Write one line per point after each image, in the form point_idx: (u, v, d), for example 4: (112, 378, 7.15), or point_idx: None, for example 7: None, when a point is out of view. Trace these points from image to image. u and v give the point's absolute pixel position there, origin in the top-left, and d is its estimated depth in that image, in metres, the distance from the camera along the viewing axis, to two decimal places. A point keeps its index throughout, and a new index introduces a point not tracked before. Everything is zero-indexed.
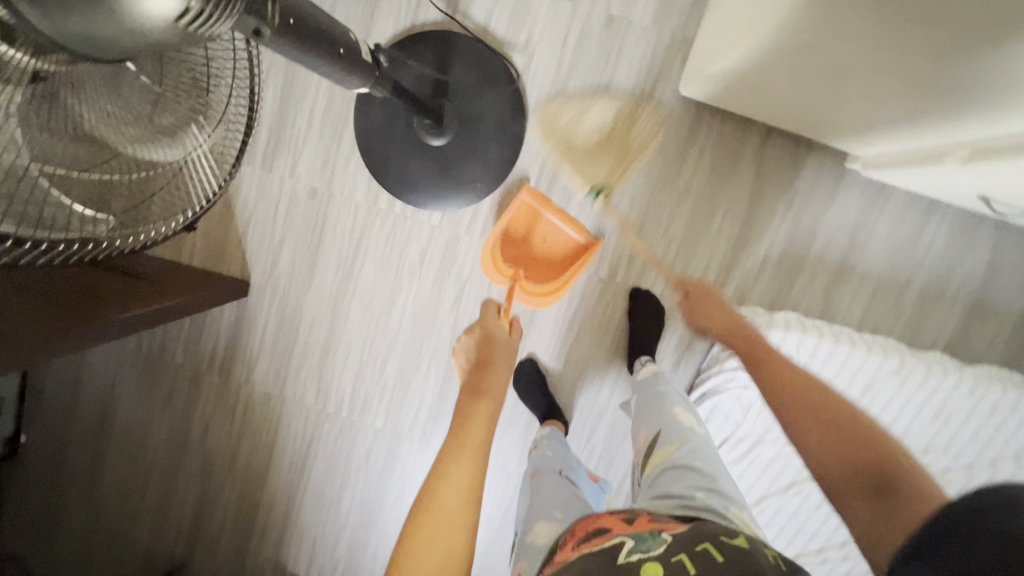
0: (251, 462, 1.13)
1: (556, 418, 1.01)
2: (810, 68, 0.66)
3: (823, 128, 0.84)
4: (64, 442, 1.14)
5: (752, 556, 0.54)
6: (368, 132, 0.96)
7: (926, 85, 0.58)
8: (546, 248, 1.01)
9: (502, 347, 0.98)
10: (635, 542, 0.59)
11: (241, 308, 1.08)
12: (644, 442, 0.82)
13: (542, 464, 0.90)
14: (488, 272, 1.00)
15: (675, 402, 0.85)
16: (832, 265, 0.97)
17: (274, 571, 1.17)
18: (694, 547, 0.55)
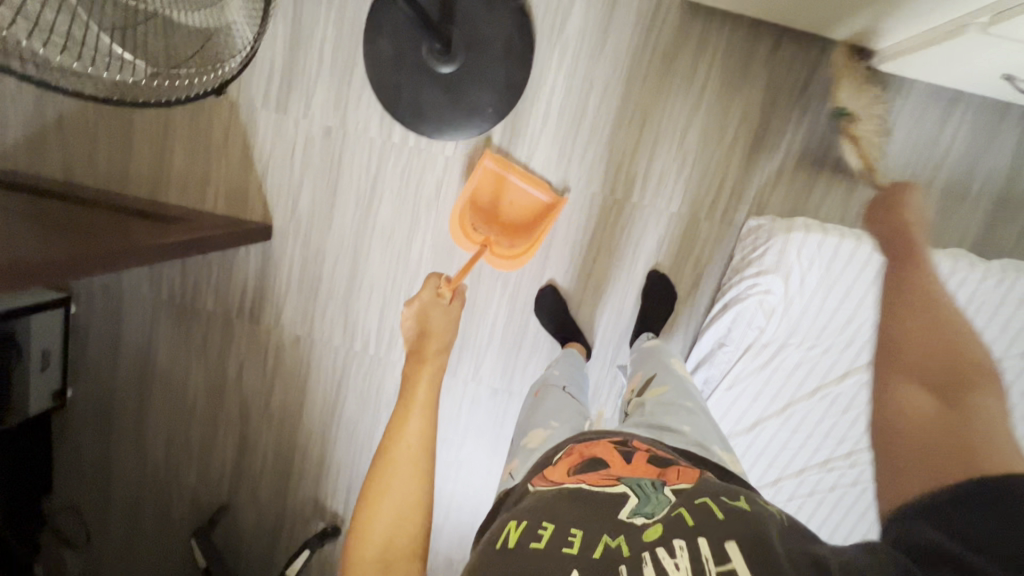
0: (285, 401, 1.18)
1: (577, 340, 1.03)
2: None
3: (836, 17, 0.83)
4: (113, 389, 1.21)
5: (753, 516, 0.47)
6: (377, 65, 0.97)
7: None
8: (513, 215, 1.04)
9: (446, 315, 0.86)
10: (636, 500, 0.50)
11: (266, 252, 1.11)
12: (636, 387, 0.79)
13: (547, 380, 0.86)
14: (459, 241, 1.03)
15: (669, 354, 0.82)
16: (851, 168, 0.96)
17: (314, 505, 1.23)
18: (693, 502, 0.49)
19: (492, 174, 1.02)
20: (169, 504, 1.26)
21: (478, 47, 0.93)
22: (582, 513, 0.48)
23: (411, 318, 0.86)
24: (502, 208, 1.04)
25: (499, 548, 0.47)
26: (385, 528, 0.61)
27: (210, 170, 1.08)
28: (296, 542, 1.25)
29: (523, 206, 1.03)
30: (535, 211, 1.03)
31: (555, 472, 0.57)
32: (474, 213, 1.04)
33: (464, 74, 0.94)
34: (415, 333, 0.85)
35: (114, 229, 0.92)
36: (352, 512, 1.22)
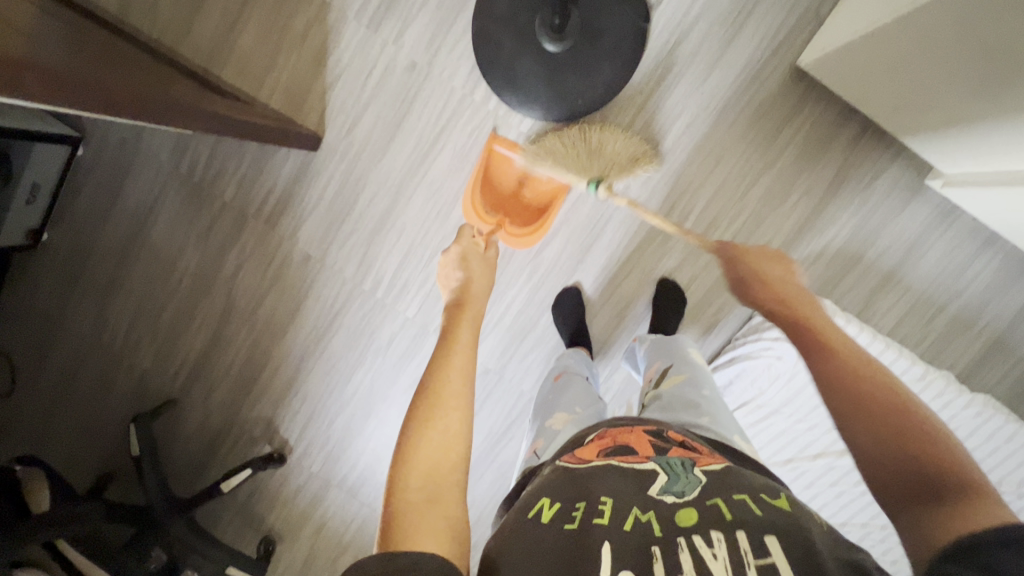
0: (273, 315, 1.13)
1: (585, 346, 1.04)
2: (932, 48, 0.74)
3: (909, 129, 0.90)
4: (93, 245, 1.14)
5: (792, 513, 0.48)
6: (487, 20, 0.96)
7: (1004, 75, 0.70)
8: (531, 202, 1.05)
9: (482, 261, 0.93)
10: (667, 477, 0.53)
11: (305, 162, 1.06)
12: (654, 376, 0.84)
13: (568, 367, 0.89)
14: (471, 219, 1.02)
15: (688, 345, 0.88)
16: (881, 271, 1.01)
17: (266, 427, 1.18)
18: (730, 495, 0.50)
19: (505, 157, 1.03)
20: (112, 381, 1.18)
21: (590, 39, 0.94)
22: (613, 488, 0.52)
23: (451, 264, 0.93)
24: (520, 193, 1.05)
25: (532, 517, 0.52)
26: (427, 460, 0.56)
27: (276, 61, 1.03)
28: (234, 459, 1.20)
29: (541, 192, 1.04)
30: (549, 191, 1.03)
31: (585, 453, 0.60)
32: (489, 193, 1.04)
33: (568, 59, 0.95)
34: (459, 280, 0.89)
35: (170, 83, 0.86)
36: (302, 445, 1.19)
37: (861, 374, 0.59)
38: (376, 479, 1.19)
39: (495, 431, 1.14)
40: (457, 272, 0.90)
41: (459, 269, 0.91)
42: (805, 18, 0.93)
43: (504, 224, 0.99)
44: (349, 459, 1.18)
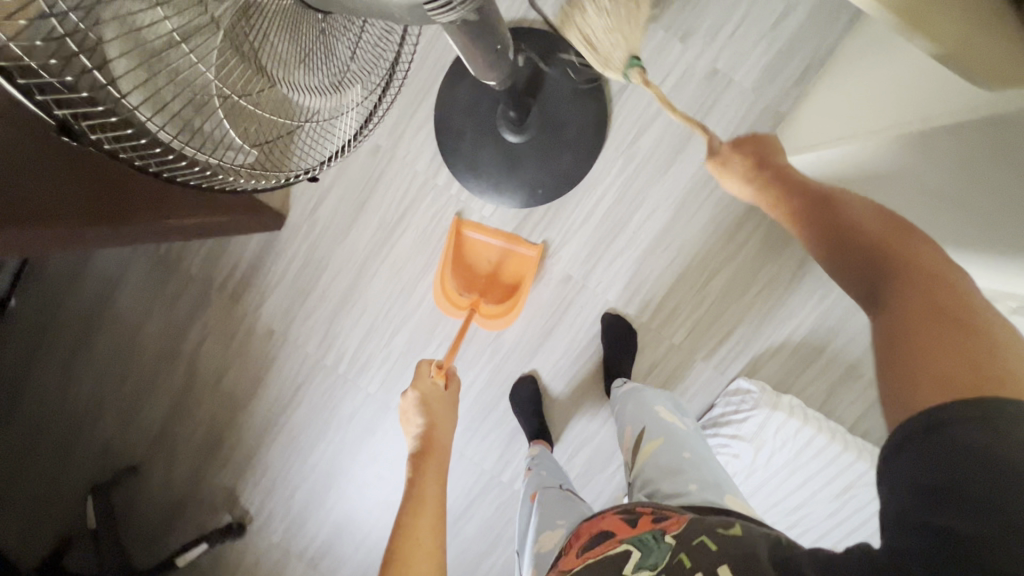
0: (236, 387, 1.13)
1: (545, 438, 1.01)
2: (888, 179, 0.71)
3: None
4: (60, 313, 1.14)
5: (749, 544, 0.51)
6: (449, 110, 0.97)
7: (965, 229, 0.64)
8: (505, 286, 1.04)
9: (445, 405, 0.90)
10: (641, 553, 0.55)
11: (270, 239, 1.07)
12: (629, 444, 0.83)
13: (542, 482, 0.86)
14: (442, 305, 1.01)
15: (654, 401, 0.87)
16: (844, 365, 0.99)
17: (226, 497, 1.18)
18: (690, 543, 0.53)
19: (475, 241, 1.04)
20: (72, 449, 1.17)
21: (551, 131, 0.95)
22: None
23: (412, 410, 0.90)
24: (495, 275, 1.05)
25: None
26: None
27: None
28: (193, 529, 1.18)
29: (513, 271, 1.03)
30: (522, 268, 1.02)
31: (571, 557, 0.61)
32: (461, 273, 1.05)
33: (528, 148, 0.96)
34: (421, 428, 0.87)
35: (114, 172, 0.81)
36: (262, 516, 1.17)
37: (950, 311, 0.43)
38: (336, 552, 1.17)
39: (455, 511, 1.13)
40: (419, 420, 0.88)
41: (422, 415, 0.89)
42: (765, 115, 0.94)
43: (478, 305, 1.00)
44: (309, 532, 1.17)
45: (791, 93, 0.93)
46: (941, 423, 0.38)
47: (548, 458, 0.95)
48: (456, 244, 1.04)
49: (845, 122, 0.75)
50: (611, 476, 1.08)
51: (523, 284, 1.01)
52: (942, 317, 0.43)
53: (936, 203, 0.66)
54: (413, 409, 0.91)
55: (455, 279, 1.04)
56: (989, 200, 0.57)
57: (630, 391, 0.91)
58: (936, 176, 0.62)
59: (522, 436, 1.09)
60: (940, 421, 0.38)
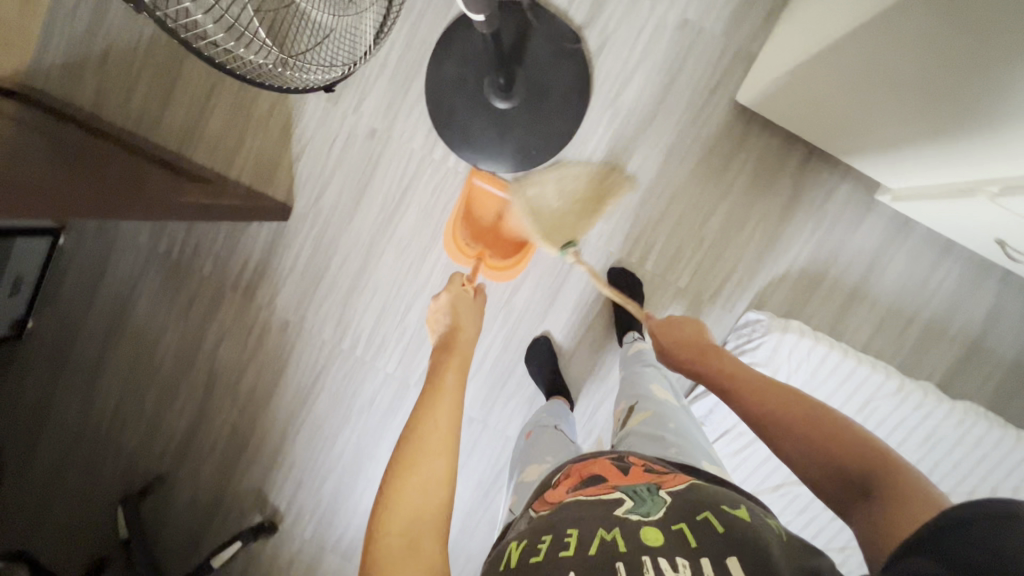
0: (256, 383, 1.15)
1: (562, 394, 1.02)
2: (858, 83, 0.75)
3: (841, 143, 0.90)
4: (78, 330, 1.16)
5: (754, 530, 0.48)
6: (439, 86, 1.01)
7: (944, 110, 0.69)
8: (510, 236, 1.06)
9: (473, 307, 0.93)
10: (632, 502, 0.53)
11: (278, 232, 1.10)
12: (620, 416, 0.85)
13: (537, 422, 0.91)
14: (451, 255, 1.05)
15: (651, 376, 0.89)
16: (847, 288, 1.02)
17: (255, 496, 1.18)
18: (694, 516, 0.50)
19: (482, 190, 1.04)
20: (98, 465, 1.18)
21: (538, 95, 1.00)
22: (580, 520, 0.52)
23: (441, 310, 0.94)
24: (499, 227, 1.06)
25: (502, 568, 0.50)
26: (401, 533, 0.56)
27: (244, 140, 1.08)
28: (225, 534, 1.18)
29: (516, 224, 1.04)
30: (526, 224, 1.04)
31: (559, 493, 0.61)
32: (469, 226, 1.06)
33: (518, 113, 1.00)
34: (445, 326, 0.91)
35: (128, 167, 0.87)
36: (293, 512, 1.17)
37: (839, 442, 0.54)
38: None
39: (484, 481, 1.13)
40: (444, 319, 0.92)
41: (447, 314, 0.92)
42: (738, 58, 0.99)
43: (484, 255, 1.03)
44: (341, 523, 1.17)
45: (759, 34, 0.98)
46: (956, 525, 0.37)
47: (555, 408, 0.97)
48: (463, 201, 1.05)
49: (802, 37, 0.83)
50: None
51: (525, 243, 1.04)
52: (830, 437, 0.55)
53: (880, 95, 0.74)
54: (441, 311, 0.95)
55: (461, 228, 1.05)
56: (963, 67, 0.61)
57: (635, 359, 0.94)
58: (908, 62, 0.66)
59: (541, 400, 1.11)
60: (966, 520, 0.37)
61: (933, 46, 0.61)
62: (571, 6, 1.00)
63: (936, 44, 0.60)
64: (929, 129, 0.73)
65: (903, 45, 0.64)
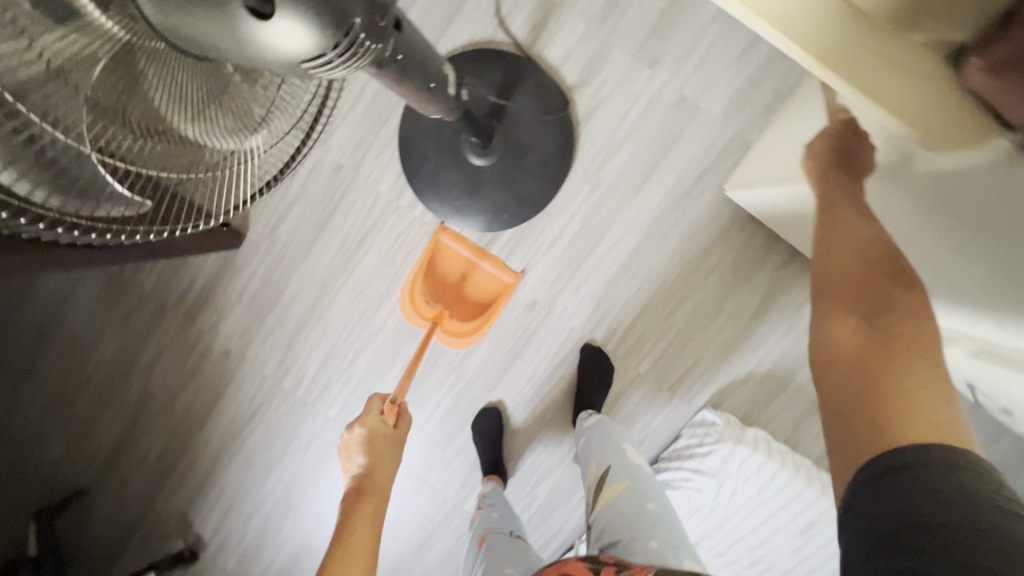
0: (191, 408, 1.10)
1: (496, 475, 1.01)
2: (888, 214, 0.68)
3: None
4: (7, 329, 1.10)
5: None
6: (414, 130, 0.95)
7: (967, 289, 0.61)
8: (474, 298, 1.01)
9: (390, 444, 0.84)
10: None
11: (229, 257, 1.04)
12: (594, 480, 0.86)
13: (492, 527, 0.86)
14: (405, 311, 0.98)
15: (622, 440, 0.90)
16: (811, 397, 0.98)
17: (178, 521, 1.13)
18: None
19: (452, 249, 1.00)
20: (19, 469, 1.13)
21: (516, 155, 0.93)
22: None
23: (356, 445, 0.85)
24: (463, 286, 1.02)
25: None
26: None
27: None
28: (143, 556, 1.14)
29: (484, 288, 1.01)
30: (494, 289, 1.01)
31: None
32: (432, 283, 1.01)
33: (493, 171, 0.94)
34: (363, 466, 0.83)
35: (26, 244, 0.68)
36: (216, 542, 1.14)
37: (910, 344, 0.48)
38: None
39: (415, 539, 1.10)
40: (360, 458, 0.84)
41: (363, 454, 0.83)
42: (733, 144, 0.93)
43: (442, 317, 0.97)
44: (265, 559, 1.14)
45: (757, 123, 0.92)
46: (886, 472, 0.42)
47: (501, 498, 0.94)
48: (430, 258, 1.00)
49: (791, 160, 0.78)
50: (574, 506, 1.05)
51: (491, 306, 0.99)
52: (858, 343, 0.51)
53: (926, 225, 0.62)
54: (357, 443, 0.85)
55: (423, 286, 0.99)
56: (998, 259, 0.53)
57: (603, 424, 0.93)
58: (942, 221, 0.59)
59: (479, 475, 1.07)
60: (898, 465, 0.41)
61: (978, 222, 0.54)
62: (563, 64, 0.93)
63: (979, 215, 0.54)
64: (950, 294, 0.66)
65: (946, 207, 0.57)
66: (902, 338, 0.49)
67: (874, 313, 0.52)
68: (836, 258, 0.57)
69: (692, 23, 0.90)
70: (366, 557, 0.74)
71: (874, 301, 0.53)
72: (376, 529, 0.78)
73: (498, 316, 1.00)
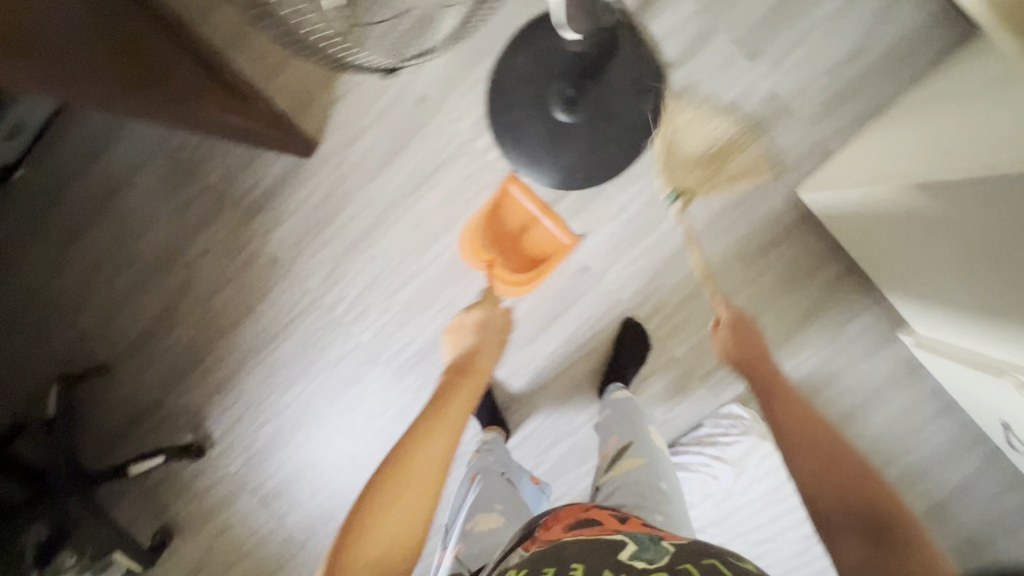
0: (227, 307, 1.11)
1: (499, 426, 1.04)
2: (908, 234, 0.76)
3: (888, 271, 0.87)
4: (61, 194, 1.11)
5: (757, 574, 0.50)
6: (507, 74, 0.95)
7: (987, 292, 0.69)
8: (529, 251, 1.01)
9: (497, 332, 0.90)
10: (637, 546, 0.54)
11: (296, 166, 1.05)
12: (611, 453, 0.85)
13: (485, 466, 0.89)
14: (465, 255, 1.02)
15: (647, 423, 0.90)
16: (836, 412, 1.00)
17: (192, 415, 1.15)
18: (700, 560, 0.51)
19: (517, 200, 1.00)
20: (46, 334, 1.14)
21: (603, 120, 0.93)
22: (581, 556, 0.52)
23: (466, 329, 0.91)
24: (520, 238, 1.01)
25: None
26: (387, 542, 0.57)
27: (290, 62, 1.02)
28: (151, 442, 1.15)
29: (541, 244, 1.01)
30: (550, 247, 1.00)
31: (550, 533, 0.61)
32: (491, 227, 1.00)
33: (576, 129, 0.94)
34: (467, 345, 0.88)
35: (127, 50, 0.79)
36: (225, 443, 1.15)
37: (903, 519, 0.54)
38: (291, 495, 1.16)
39: None
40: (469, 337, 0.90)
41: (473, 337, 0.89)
42: (813, 151, 0.94)
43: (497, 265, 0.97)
44: (269, 468, 1.16)
45: (843, 135, 0.93)
46: None
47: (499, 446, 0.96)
48: (495, 205, 1.00)
49: (893, 165, 0.75)
50: (584, 474, 1.08)
51: (545, 263, 1.00)
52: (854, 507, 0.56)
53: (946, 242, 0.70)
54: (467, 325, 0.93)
55: (483, 230, 0.99)
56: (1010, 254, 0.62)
57: (630, 403, 0.92)
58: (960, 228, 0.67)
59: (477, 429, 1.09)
60: None
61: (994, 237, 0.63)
62: (666, 39, 0.94)
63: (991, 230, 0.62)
64: (965, 300, 0.74)
65: (966, 221, 0.65)
66: (886, 509, 0.55)
67: (858, 497, 0.56)
68: (814, 461, 0.60)
69: (802, 22, 0.90)
70: (435, 466, 0.64)
71: (869, 484, 0.57)
72: (454, 434, 0.69)
73: (548, 274, 1.00)
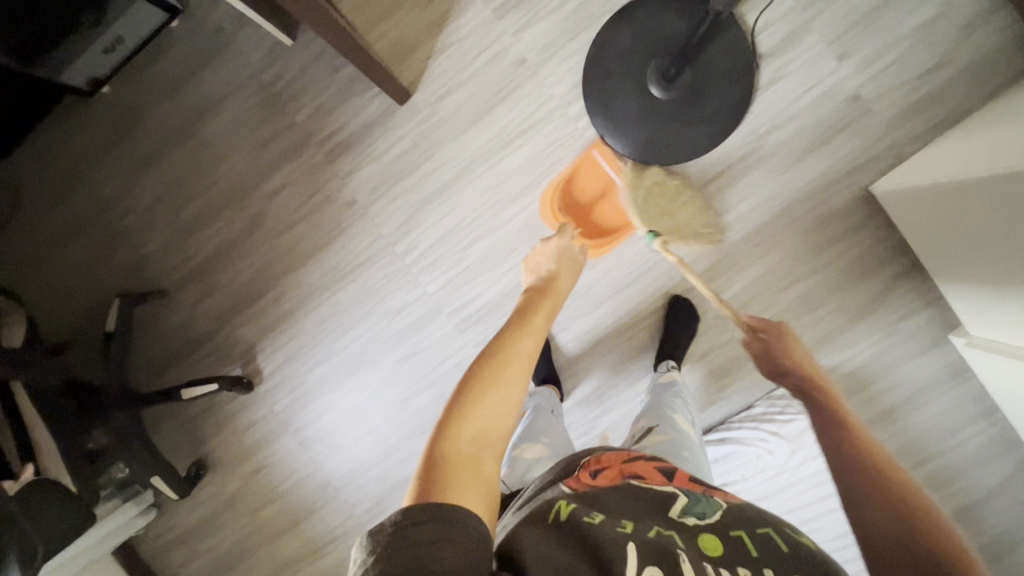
0: (295, 244, 1.12)
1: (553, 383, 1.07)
2: (991, 211, 0.80)
3: (942, 264, 0.92)
4: (146, 114, 1.12)
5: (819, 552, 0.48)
6: (607, 46, 1.00)
7: None
8: (599, 220, 1.05)
9: (574, 261, 0.92)
10: (688, 501, 0.54)
11: (386, 112, 1.07)
12: (637, 432, 0.85)
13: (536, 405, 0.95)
14: (543, 213, 1.04)
15: (676, 407, 0.89)
16: (882, 406, 1.04)
17: (244, 349, 1.15)
18: (752, 528, 0.50)
19: (597, 168, 1.04)
20: (107, 251, 1.14)
21: (695, 98, 0.99)
22: (628, 512, 0.51)
23: (545, 254, 0.94)
24: (593, 207, 1.05)
25: (551, 523, 0.49)
26: (479, 426, 0.57)
27: (394, 12, 1.05)
28: (199, 371, 1.15)
29: (612, 215, 1.05)
30: (622, 218, 1.04)
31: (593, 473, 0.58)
32: (569, 191, 1.05)
33: (666, 105, 0.99)
34: (546, 270, 0.91)
35: None
36: (273, 380, 1.15)
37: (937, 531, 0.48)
38: (332, 439, 1.16)
39: None
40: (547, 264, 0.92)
41: (553, 260, 0.92)
42: (888, 152, 0.99)
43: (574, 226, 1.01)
44: (314, 410, 1.15)
45: (918, 140, 0.98)
46: None
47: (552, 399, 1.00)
48: (575, 171, 1.04)
49: (978, 158, 0.82)
50: None
51: (616, 232, 1.03)
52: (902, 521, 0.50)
53: None
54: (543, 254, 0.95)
55: (562, 194, 1.04)
56: None
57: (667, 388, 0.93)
58: None
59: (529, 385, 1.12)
60: None
61: None
62: (761, 32, 0.99)
63: None
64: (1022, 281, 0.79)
65: None
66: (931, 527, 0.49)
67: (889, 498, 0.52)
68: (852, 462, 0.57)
69: (889, 31, 0.96)
70: (524, 364, 0.65)
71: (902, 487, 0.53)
72: (539, 340, 0.71)
73: (618, 244, 1.04)
